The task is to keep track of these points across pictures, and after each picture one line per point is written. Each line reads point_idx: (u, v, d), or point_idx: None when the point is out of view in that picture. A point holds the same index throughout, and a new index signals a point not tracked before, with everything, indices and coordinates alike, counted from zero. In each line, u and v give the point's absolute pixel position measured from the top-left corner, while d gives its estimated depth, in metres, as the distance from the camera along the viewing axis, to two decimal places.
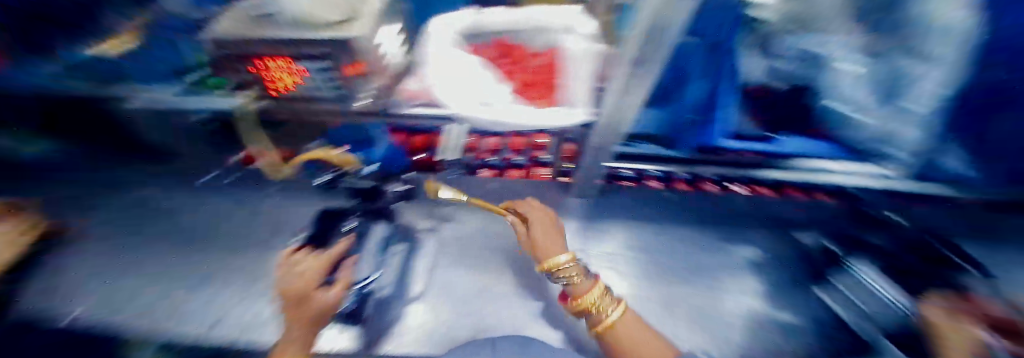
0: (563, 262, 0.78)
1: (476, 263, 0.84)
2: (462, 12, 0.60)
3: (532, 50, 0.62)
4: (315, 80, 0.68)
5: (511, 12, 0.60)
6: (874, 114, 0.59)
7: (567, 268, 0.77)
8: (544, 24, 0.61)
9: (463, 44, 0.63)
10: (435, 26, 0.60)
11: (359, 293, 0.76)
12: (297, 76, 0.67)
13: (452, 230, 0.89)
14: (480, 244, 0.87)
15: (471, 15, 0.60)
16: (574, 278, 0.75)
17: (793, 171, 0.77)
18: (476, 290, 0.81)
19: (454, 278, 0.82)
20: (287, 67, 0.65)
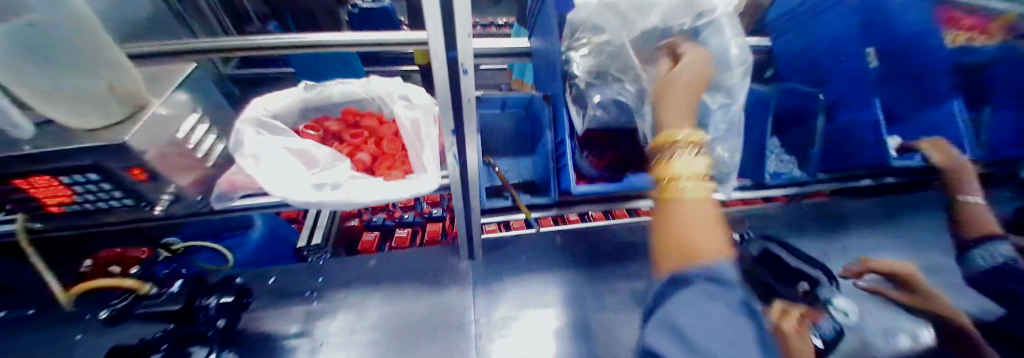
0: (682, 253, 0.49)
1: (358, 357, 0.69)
2: (315, 97, 0.79)
3: (379, 116, 0.82)
4: (88, 193, 0.59)
5: (353, 90, 0.81)
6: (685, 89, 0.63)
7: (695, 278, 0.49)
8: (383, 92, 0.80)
9: (316, 122, 0.79)
10: (255, 117, 0.67)
11: None
12: (65, 192, 0.58)
13: (328, 323, 0.74)
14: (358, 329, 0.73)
15: (319, 95, 0.80)
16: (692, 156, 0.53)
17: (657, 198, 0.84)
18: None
19: None
20: (47, 185, 0.56)
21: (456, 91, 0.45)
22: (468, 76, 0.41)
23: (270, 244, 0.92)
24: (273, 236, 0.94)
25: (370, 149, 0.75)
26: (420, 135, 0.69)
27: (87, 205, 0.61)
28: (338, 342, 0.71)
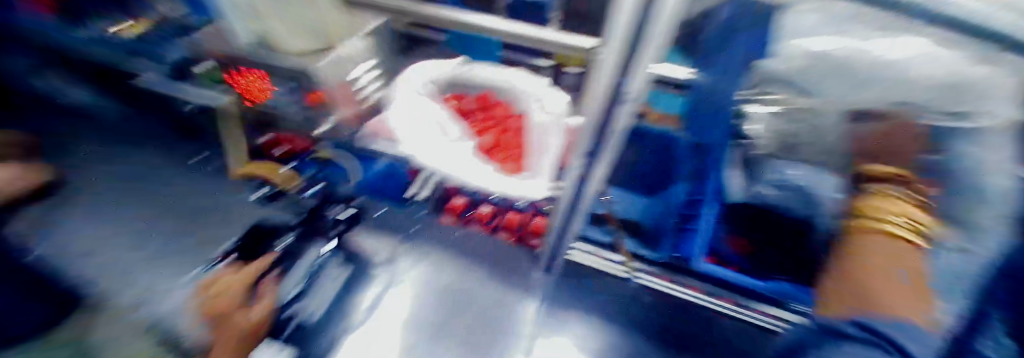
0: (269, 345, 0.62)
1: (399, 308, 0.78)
2: (461, 71, 0.79)
3: (509, 107, 0.79)
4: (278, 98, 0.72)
5: (495, 74, 0.77)
6: None
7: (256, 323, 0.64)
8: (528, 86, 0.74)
9: (455, 95, 0.81)
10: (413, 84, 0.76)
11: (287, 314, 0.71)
12: (263, 92, 0.71)
13: (409, 270, 0.84)
14: (421, 290, 0.81)
15: (465, 71, 0.79)
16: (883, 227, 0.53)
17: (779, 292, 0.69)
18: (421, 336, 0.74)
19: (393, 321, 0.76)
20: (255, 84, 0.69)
21: (604, 122, 0.34)
22: (628, 106, 0.30)
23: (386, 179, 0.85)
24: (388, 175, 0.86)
25: (493, 136, 0.75)
26: (545, 145, 0.70)
27: (273, 106, 0.75)
28: (406, 289, 0.82)
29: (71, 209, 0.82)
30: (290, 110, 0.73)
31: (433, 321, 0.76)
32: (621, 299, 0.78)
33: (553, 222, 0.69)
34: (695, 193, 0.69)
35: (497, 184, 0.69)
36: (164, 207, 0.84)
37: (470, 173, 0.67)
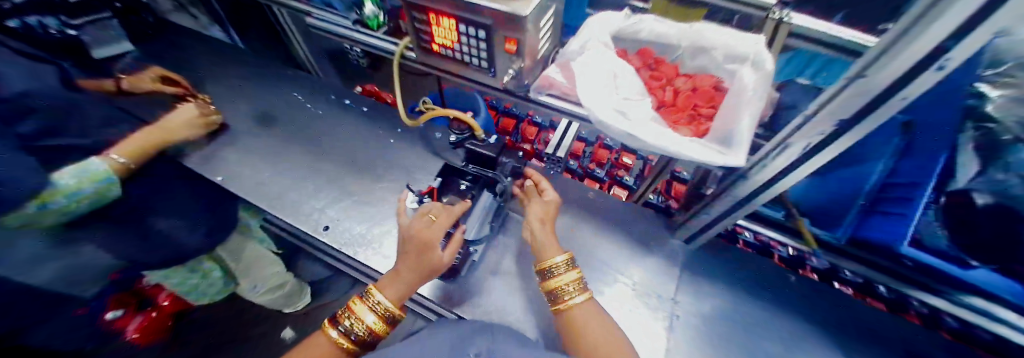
0: (386, 302, 0.61)
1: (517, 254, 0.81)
2: (628, 27, 0.76)
3: (677, 66, 0.76)
4: (467, 44, 0.68)
5: (670, 30, 0.73)
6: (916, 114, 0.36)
7: (380, 309, 0.61)
8: (713, 42, 0.69)
9: (619, 51, 0.78)
10: (589, 35, 0.67)
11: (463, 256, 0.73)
12: (455, 37, 0.68)
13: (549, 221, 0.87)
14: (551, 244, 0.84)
15: (632, 27, 0.75)
16: None
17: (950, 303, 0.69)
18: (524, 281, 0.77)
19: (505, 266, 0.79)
20: (449, 28, 0.66)
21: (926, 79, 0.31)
22: (935, 72, 0.33)
23: None
24: None
25: (665, 100, 0.72)
26: (733, 105, 0.62)
27: (458, 54, 0.72)
28: None
29: (252, 145, 0.98)
30: (474, 58, 0.71)
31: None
32: (759, 274, 0.80)
33: (730, 193, 0.64)
34: (910, 173, 0.59)
35: (683, 148, 0.61)
36: (332, 146, 0.99)
37: (651, 135, 0.62)
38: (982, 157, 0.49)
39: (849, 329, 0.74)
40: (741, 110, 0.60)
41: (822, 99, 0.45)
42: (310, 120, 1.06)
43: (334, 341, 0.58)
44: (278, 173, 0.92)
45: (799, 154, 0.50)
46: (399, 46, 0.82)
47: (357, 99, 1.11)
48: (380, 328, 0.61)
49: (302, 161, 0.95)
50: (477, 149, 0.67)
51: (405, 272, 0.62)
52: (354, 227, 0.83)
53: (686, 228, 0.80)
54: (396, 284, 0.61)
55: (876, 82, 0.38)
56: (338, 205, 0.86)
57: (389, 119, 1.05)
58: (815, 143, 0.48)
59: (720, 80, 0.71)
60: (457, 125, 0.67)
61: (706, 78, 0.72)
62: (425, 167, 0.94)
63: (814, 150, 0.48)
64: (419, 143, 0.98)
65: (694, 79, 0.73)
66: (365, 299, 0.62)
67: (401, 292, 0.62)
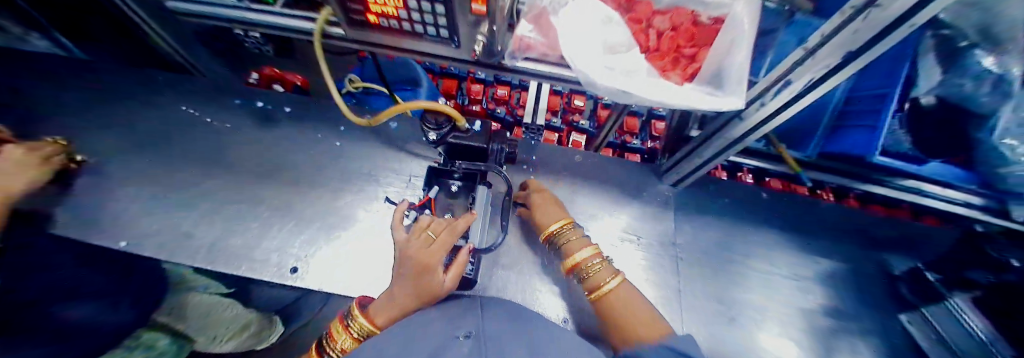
0: (368, 326, 0.51)
1: (523, 236, 0.76)
2: None
3: (649, 4, 0.69)
4: (416, 11, 0.54)
5: None
6: (914, 22, 0.34)
7: (360, 332, 0.51)
8: None
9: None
10: None
11: (476, 259, 0.67)
12: (397, 3, 0.52)
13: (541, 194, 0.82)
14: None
15: None
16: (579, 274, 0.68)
17: (894, 191, 0.80)
18: (545, 260, 0.74)
19: (515, 251, 0.75)
20: None
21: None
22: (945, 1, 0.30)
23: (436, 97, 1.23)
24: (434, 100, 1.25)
25: (650, 46, 0.67)
26: (724, 43, 0.61)
27: (406, 24, 0.57)
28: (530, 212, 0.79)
29: (154, 190, 0.75)
30: (428, 28, 0.57)
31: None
32: (738, 197, 0.88)
33: (725, 134, 0.66)
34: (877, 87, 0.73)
35: (681, 98, 0.59)
36: (265, 163, 0.79)
37: (652, 92, 0.57)
38: (940, 64, 0.60)
39: (813, 225, 0.86)
40: (735, 47, 0.59)
41: (827, 32, 0.43)
42: (221, 138, 0.82)
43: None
44: (202, 214, 0.72)
45: (800, 90, 0.51)
46: (318, 18, 0.61)
47: (273, 99, 0.88)
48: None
49: (229, 191, 0.75)
50: (466, 142, 0.60)
51: (394, 285, 0.52)
52: (328, 255, 0.70)
53: (677, 172, 0.82)
54: (387, 311, 0.51)
55: (887, 14, 0.35)
56: (296, 236, 0.71)
57: (326, 116, 0.86)
58: (819, 76, 0.47)
59: (698, 14, 0.66)
60: (433, 119, 0.58)
61: (683, 13, 0.67)
62: (390, 165, 0.80)
63: (816, 84, 0.49)
64: (374, 139, 0.83)
65: (671, 15, 0.68)
66: (346, 320, 0.54)
67: (386, 311, 0.51)
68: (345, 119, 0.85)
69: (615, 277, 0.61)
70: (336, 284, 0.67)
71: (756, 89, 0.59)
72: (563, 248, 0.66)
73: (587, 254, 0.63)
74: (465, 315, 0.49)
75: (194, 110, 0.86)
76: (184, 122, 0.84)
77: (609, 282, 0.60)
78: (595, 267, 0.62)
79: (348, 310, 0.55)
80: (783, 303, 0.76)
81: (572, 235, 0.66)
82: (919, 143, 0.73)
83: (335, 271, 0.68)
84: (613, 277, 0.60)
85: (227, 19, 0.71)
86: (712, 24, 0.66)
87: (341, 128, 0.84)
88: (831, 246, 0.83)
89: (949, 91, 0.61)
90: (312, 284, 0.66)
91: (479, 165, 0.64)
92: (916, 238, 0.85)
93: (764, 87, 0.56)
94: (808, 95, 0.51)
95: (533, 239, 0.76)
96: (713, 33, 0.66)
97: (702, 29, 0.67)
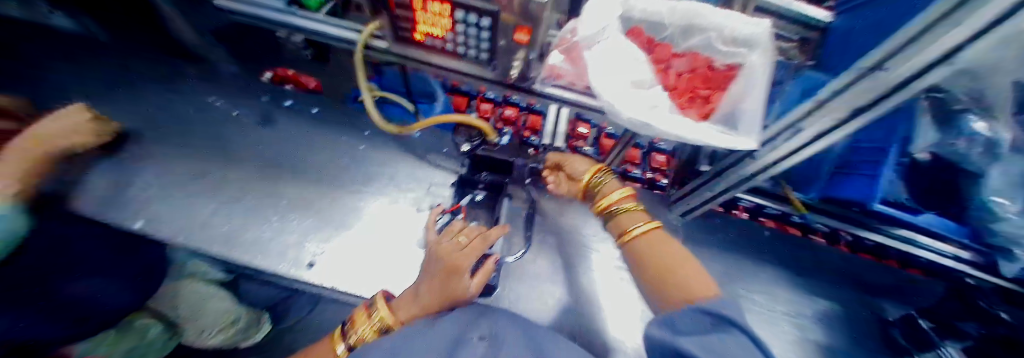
0: (389, 317, 0.51)
1: (539, 251, 0.78)
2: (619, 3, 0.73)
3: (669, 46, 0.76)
4: (462, 34, 0.58)
5: (663, 9, 0.72)
6: (917, 85, 0.40)
7: (382, 322, 0.51)
8: (710, 23, 0.71)
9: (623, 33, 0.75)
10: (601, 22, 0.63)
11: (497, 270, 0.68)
12: (446, 25, 0.57)
13: (555, 211, 0.84)
14: (569, 242, 0.81)
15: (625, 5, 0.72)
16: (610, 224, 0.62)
17: (889, 239, 0.87)
18: (558, 276, 0.75)
19: (530, 265, 0.76)
20: (440, 14, 0.55)
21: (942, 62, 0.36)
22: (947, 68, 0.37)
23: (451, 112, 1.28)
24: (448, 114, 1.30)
25: (668, 85, 0.74)
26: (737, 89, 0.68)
27: (449, 44, 0.61)
28: (546, 227, 0.81)
29: None
30: (470, 50, 0.62)
31: (573, 263, 0.77)
32: (738, 233, 0.92)
33: (739, 170, 0.71)
34: (875, 141, 0.77)
35: (697, 133, 0.64)
36: (287, 159, 0.81)
37: (671, 126, 0.63)
38: (937, 126, 0.63)
39: (812, 266, 0.90)
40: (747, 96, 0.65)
41: (831, 90, 0.49)
42: (244, 131, 0.84)
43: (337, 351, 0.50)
44: (223, 205, 0.73)
45: (809, 137, 0.56)
46: (365, 32, 0.66)
47: (300, 99, 0.91)
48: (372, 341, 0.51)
49: (248, 183, 0.76)
50: (494, 155, 0.64)
51: (423, 282, 0.53)
52: (342, 254, 0.71)
53: (688, 202, 0.85)
54: (412, 305, 0.52)
55: (892, 77, 0.41)
56: (315, 234, 0.72)
57: (351, 120, 0.90)
58: (825, 127, 0.53)
59: (712, 61, 0.74)
60: (467, 130, 0.65)
61: (698, 59, 0.75)
62: (410, 173, 0.83)
63: (823, 134, 0.54)
64: (395, 147, 0.86)
65: (688, 59, 0.75)
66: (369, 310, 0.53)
67: (407, 303, 0.53)
68: (370, 124, 0.89)
69: (649, 222, 0.55)
70: (352, 284, 0.67)
71: (766, 132, 0.64)
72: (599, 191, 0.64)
73: (620, 196, 0.61)
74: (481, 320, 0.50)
75: (223, 102, 0.88)
76: (212, 113, 0.86)
77: (639, 224, 0.55)
78: (623, 204, 0.59)
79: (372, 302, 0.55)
80: (781, 339, 0.78)
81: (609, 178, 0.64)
82: (920, 197, 0.78)
83: (352, 271, 0.69)
84: (643, 221, 0.55)
85: (275, 21, 0.75)
86: (724, 71, 0.73)
87: (366, 133, 0.88)
88: (825, 288, 0.87)
89: (943, 149, 0.66)
90: (329, 282, 0.67)
91: (503, 179, 0.67)
92: (906, 294, 0.89)
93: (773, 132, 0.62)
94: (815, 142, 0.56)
95: (548, 255, 0.78)
96: (726, 80, 0.73)
97: (716, 75, 0.74)
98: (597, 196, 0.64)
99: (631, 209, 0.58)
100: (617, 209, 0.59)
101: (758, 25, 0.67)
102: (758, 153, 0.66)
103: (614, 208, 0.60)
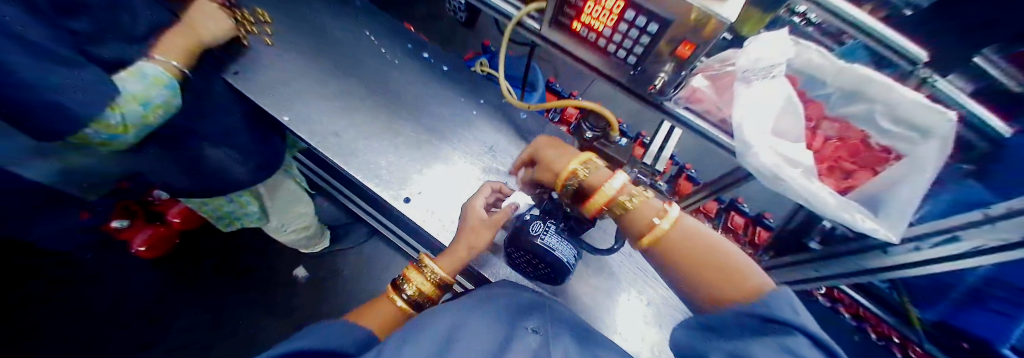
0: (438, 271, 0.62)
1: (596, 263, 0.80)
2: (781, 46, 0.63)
3: (821, 106, 0.68)
4: (622, 33, 0.59)
5: (830, 66, 0.62)
6: None
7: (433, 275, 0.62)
8: (882, 98, 0.60)
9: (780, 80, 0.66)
10: (766, 62, 0.58)
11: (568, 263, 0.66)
12: (609, 22, 0.58)
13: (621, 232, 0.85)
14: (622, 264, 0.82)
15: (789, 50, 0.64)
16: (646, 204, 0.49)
17: None
18: (608, 293, 0.78)
19: (585, 273, 0.78)
20: (610, 9, 0.56)
21: None
22: None
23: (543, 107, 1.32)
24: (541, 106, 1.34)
25: (813, 148, 0.69)
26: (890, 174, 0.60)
27: (603, 39, 0.62)
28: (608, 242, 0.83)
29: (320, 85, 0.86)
30: (620, 51, 0.62)
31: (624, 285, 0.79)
32: None
33: (858, 260, 0.62)
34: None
35: (828, 201, 0.57)
36: (409, 101, 0.89)
37: (802, 185, 0.57)
38: None
39: None
40: (896, 187, 0.57)
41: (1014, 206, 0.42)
42: (383, 66, 0.94)
43: (398, 306, 0.60)
44: (354, 121, 0.82)
45: (966, 250, 0.49)
46: (523, 8, 0.69)
47: (434, 54, 0.99)
48: (432, 292, 0.63)
49: (376, 112, 0.86)
50: None
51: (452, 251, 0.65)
52: (430, 200, 0.76)
53: (785, 272, 0.77)
54: (451, 255, 0.64)
55: None
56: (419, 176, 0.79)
57: (471, 86, 0.96)
58: (993, 245, 0.45)
59: (867, 136, 0.66)
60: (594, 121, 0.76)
61: (850, 129, 0.67)
62: (508, 149, 0.88)
63: (986, 251, 0.47)
64: (503, 122, 0.91)
65: (839, 127, 0.68)
66: (420, 268, 0.63)
67: (452, 263, 0.64)
68: (486, 95, 0.95)
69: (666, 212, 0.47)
70: (437, 230, 0.73)
71: (910, 230, 0.55)
72: (629, 219, 0.49)
73: (618, 188, 0.49)
74: (534, 313, 0.58)
75: (373, 38, 0.99)
76: (363, 45, 0.96)
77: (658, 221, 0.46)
78: (636, 200, 0.49)
79: (417, 260, 0.64)
80: None
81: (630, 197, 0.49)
82: None
83: (445, 218, 0.76)
84: (662, 215, 0.46)
85: None
86: (879, 151, 0.65)
87: (480, 101, 0.93)
88: None
89: None
90: (424, 218, 0.74)
91: None
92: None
93: (926, 229, 0.53)
94: (974, 259, 0.48)
95: (604, 270, 0.80)
96: (879, 161, 0.65)
97: (865, 152, 0.66)
98: (628, 220, 0.49)
99: (642, 198, 0.50)
100: (621, 206, 0.49)
101: (945, 117, 0.54)
102: (893, 248, 0.57)
103: (621, 202, 0.49)
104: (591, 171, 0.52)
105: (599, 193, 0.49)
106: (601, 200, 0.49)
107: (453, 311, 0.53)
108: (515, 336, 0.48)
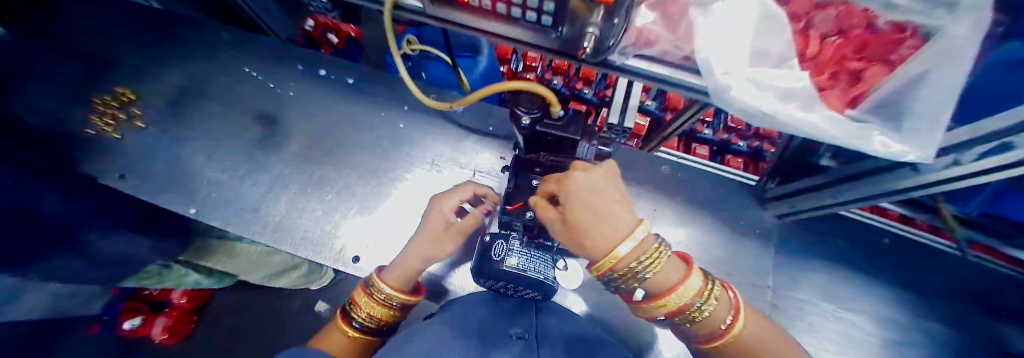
0: (393, 293, 0.53)
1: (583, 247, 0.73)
2: None
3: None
4: None
5: None
6: None
7: (389, 299, 0.53)
8: None
9: None
10: None
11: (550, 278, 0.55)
12: None
13: None
14: None
15: None
16: (706, 312, 0.41)
17: None
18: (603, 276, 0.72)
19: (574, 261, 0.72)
20: None
21: None
22: None
23: (490, 75, 1.15)
24: (489, 73, 1.17)
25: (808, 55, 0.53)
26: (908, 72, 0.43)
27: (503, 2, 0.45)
28: None
29: (219, 153, 0.73)
30: (528, 13, 0.46)
31: None
32: (853, 241, 0.73)
33: (881, 178, 0.51)
34: None
35: (829, 126, 0.45)
36: (326, 137, 0.76)
37: (792, 117, 0.44)
38: None
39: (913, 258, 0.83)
40: (918, 91, 0.43)
41: None
42: (280, 105, 0.78)
43: (350, 335, 0.51)
44: (272, 184, 0.72)
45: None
46: None
47: (335, 67, 0.82)
48: (389, 317, 0.54)
49: (294, 164, 0.74)
50: (560, 133, 0.51)
51: (417, 250, 0.56)
52: (384, 245, 0.69)
53: (790, 199, 0.67)
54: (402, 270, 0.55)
55: None
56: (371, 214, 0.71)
57: (390, 92, 0.80)
58: None
59: (874, 16, 0.47)
60: (526, 100, 0.50)
61: (853, 14, 0.49)
62: (454, 155, 0.76)
63: None
64: (440, 124, 0.78)
65: (838, 15, 0.50)
66: (369, 291, 0.54)
67: (403, 275, 0.55)
68: (409, 97, 0.79)
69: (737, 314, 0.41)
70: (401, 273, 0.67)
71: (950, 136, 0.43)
72: (693, 320, 0.41)
73: (694, 289, 0.41)
74: (524, 314, 0.52)
75: (257, 73, 0.81)
76: (249, 87, 0.79)
77: (728, 322, 0.41)
78: (711, 306, 0.40)
79: (368, 281, 0.55)
80: None
81: (660, 272, 0.40)
82: None
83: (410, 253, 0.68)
84: (733, 318, 0.41)
85: None
86: (892, 31, 0.46)
87: (405, 107, 0.79)
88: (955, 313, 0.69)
89: None
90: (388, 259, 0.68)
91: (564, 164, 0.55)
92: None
93: (967, 136, 0.41)
94: None
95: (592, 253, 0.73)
96: (891, 45, 0.47)
97: (875, 41, 0.49)
98: (692, 319, 0.41)
99: (714, 301, 0.41)
100: (690, 315, 0.41)
101: None
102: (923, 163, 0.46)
103: (690, 311, 0.41)
104: (655, 268, 0.40)
105: (672, 297, 0.40)
106: (672, 305, 0.41)
107: (429, 333, 0.46)
108: (494, 350, 0.41)
